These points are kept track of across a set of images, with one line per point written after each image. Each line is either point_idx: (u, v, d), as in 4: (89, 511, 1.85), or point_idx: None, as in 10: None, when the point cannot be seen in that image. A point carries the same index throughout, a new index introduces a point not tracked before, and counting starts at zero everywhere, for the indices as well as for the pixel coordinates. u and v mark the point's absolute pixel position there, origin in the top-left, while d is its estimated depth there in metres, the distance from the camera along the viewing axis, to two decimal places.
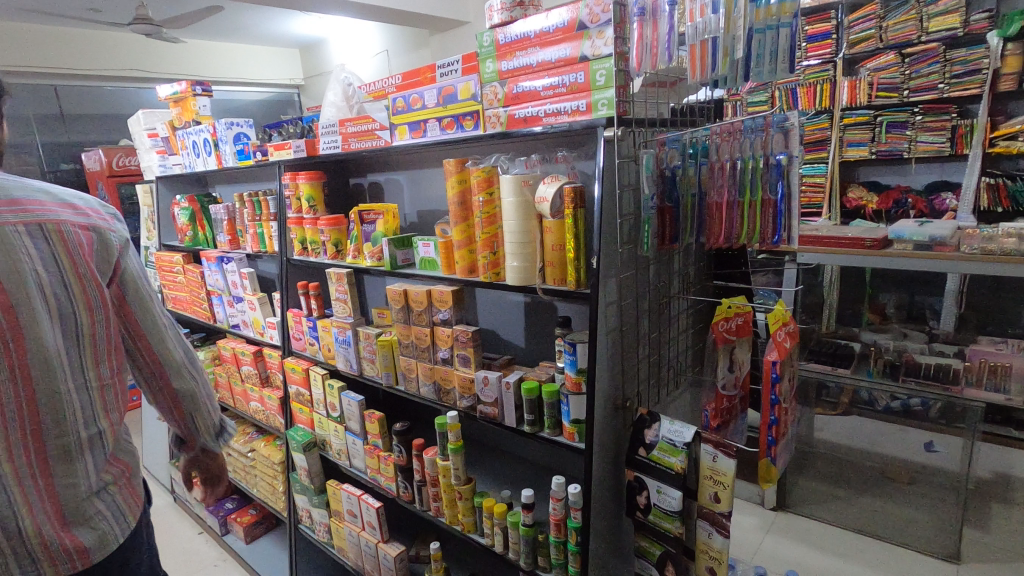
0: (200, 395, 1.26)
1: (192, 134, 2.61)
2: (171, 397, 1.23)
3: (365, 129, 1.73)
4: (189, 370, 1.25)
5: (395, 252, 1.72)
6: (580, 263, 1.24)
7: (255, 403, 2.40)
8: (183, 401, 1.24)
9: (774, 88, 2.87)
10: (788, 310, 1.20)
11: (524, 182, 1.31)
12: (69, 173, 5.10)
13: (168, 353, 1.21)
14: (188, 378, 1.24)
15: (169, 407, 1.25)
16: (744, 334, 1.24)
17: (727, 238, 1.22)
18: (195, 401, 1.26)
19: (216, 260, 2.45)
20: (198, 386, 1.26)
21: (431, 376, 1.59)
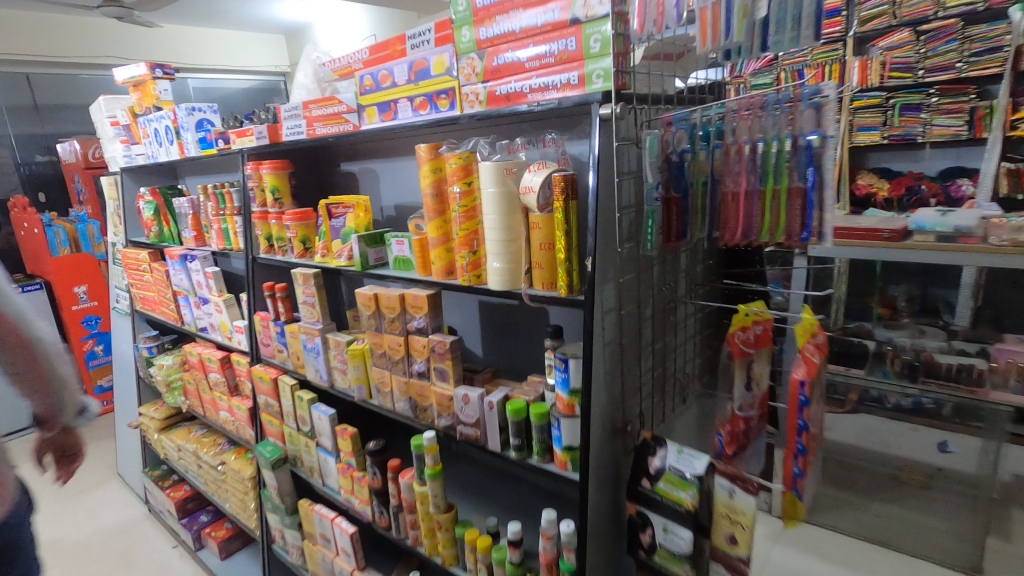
0: (66, 377, 1.45)
1: (154, 121, 2.40)
2: (41, 381, 1.38)
3: (331, 112, 1.53)
4: (59, 356, 1.42)
5: (366, 251, 1.52)
6: (573, 265, 1.06)
7: (225, 413, 2.23)
8: (53, 381, 1.41)
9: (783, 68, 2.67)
10: (817, 318, 1.02)
11: (507, 170, 1.12)
12: (45, 165, 4.85)
13: (41, 341, 1.37)
14: (57, 362, 1.42)
15: (38, 389, 1.39)
16: (764, 346, 1.07)
17: (745, 234, 1.03)
18: (64, 383, 1.44)
19: (180, 258, 2.26)
20: (63, 369, 1.43)
21: (406, 392, 1.42)
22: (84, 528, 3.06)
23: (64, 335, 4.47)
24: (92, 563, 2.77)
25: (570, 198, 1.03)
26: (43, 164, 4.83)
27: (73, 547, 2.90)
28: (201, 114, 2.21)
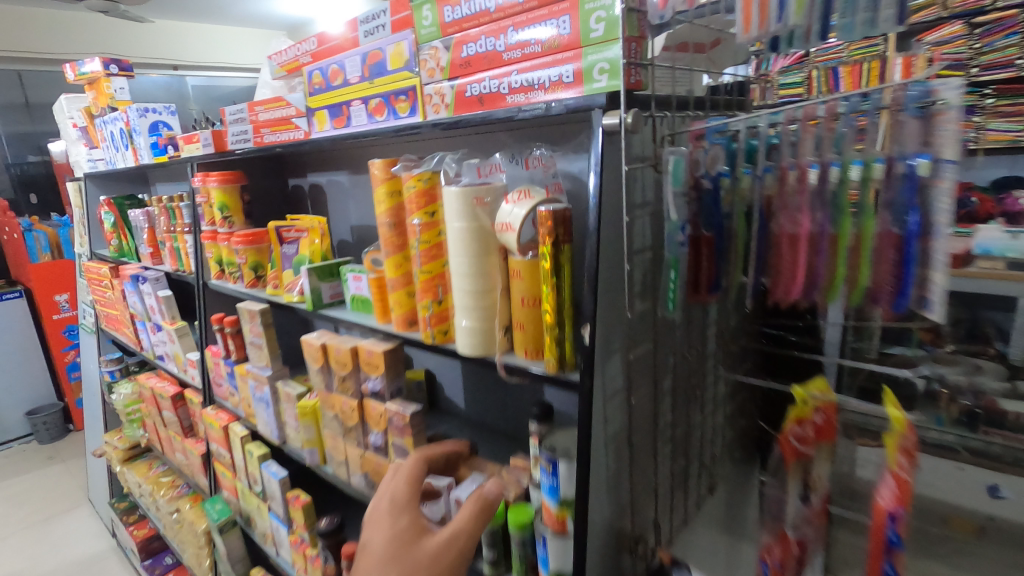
0: None
1: (108, 124, 2.15)
2: None
3: (280, 117, 1.26)
4: None
5: (320, 286, 1.24)
6: (565, 333, 0.77)
7: (180, 455, 1.97)
8: None
9: None
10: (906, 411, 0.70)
11: (477, 199, 0.82)
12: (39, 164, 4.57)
13: None
14: None
15: None
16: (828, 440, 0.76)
17: (807, 294, 0.73)
18: None
19: (133, 279, 2.01)
20: None
21: (362, 466, 1.14)
22: (45, 564, 2.81)
23: (45, 345, 4.25)
24: None
25: (564, 241, 0.74)
26: (34, 164, 4.58)
27: None
28: (155, 116, 1.95)
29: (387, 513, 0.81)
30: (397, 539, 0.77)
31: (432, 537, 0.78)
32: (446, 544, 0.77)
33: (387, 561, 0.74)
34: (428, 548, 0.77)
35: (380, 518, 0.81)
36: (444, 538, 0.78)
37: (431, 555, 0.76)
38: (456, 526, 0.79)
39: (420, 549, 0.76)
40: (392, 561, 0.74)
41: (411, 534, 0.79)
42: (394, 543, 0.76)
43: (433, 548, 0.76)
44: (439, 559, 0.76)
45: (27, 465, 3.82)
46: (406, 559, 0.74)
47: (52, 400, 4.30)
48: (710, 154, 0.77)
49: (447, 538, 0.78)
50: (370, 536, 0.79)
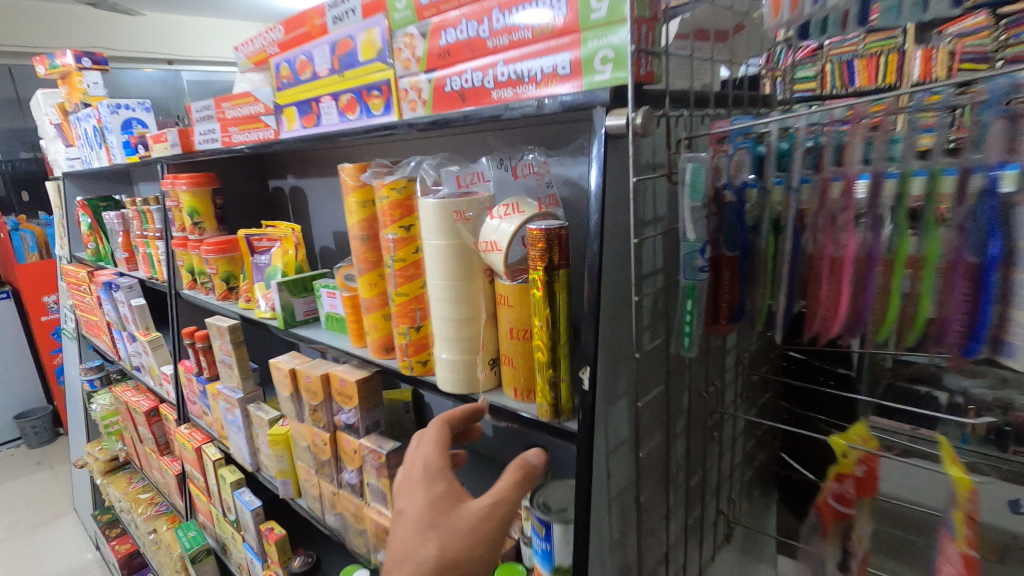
0: None
1: (82, 121, 2.04)
2: None
3: (248, 114, 1.14)
4: None
5: (292, 302, 1.13)
6: (560, 374, 0.65)
7: (157, 473, 1.86)
8: None
9: None
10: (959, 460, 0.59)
11: (457, 213, 0.70)
12: (29, 162, 4.32)
13: None
14: None
15: None
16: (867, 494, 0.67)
17: (853, 327, 0.61)
18: None
19: (106, 286, 1.89)
20: None
21: (336, 505, 1.03)
22: None
23: (34, 347, 4.12)
24: None
25: (559, 266, 0.62)
26: (27, 161, 4.28)
27: None
28: (128, 112, 1.84)
29: (416, 475, 0.63)
30: (431, 507, 0.60)
31: (472, 503, 0.61)
32: (491, 510, 0.60)
33: (419, 536, 0.57)
34: (469, 517, 0.59)
35: (409, 480, 0.64)
36: (486, 505, 0.60)
37: (474, 525, 0.59)
38: (501, 489, 0.62)
39: (459, 517, 0.59)
40: (426, 533, 0.57)
41: (448, 500, 0.61)
42: (427, 514, 0.59)
43: (476, 516, 0.59)
44: (485, 529, 0.59)
45: (14, 470, 3.70)
46: (443, 532, 0.58)
47: (41, 403, 4.18)
48: (733, 160, 0.65)
49: (491, 504, 0.61)
50: (399, 503, 0.62)
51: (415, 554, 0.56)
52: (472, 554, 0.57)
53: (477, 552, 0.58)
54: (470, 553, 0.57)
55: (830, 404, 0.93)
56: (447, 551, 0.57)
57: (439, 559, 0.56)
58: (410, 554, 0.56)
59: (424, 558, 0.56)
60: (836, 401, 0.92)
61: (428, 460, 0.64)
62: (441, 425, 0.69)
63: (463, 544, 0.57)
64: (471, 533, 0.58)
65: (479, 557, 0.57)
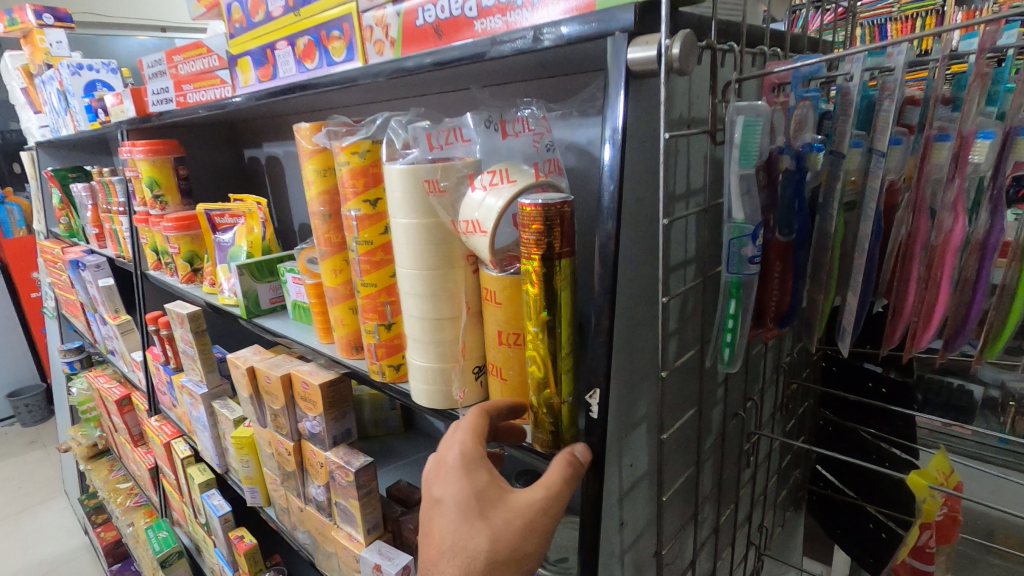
0: None
1: (46, 85, 1.87)
2: None
3: (202, 69, 0.97)
4: None
5: (257, 288, 0.98)
6: (560, 395, 0.51)
7: (133, 464, 1.74)
8: None
9: (884, 23, 1.95)
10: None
11: (428, 182, 0.55)
12: (18, 133, 3.68)
13: None
14: None
15: None
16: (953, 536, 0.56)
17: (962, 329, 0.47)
18: None
19: (74, 264, 1.75)
20: None
21: (306, 522, 0.89)
22: (14, 563, 2.64)
23: (24, 323, 3.99)
24: None
25: (561, 252, 0.46)
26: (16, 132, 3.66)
27: None
28: (91, 74, 1.69)
29: (451, 462, 0.47)
30: (477, 500, 0.46)
31: (522, 493, 0.46)
32: (547, 506, 0.45)
33: (460, 531, 0.45)
34: (520, 510, 0.45)
35: (442, 469, 0.48)
36: (538, 498, 0.45)
37: (529, 520, 0.45)
38: (554, 481, 0.45)
39: (510, 510, 0.45)
40: (474, 524, 0.45)
41: (493, 494, 0.46)
42: (470, 505, 0.45)
43: (528, 512, 0.45)
44: (541, 527, 0.45)
45: (7, 450, 3.62)
46: (493, 526, 0.45)
47: (35, 381, 4.06)
48: (795, 115, 0.49)
49: (544, 497, 0.45)
50: (434, 492, 0.48)
51: (461, 548, 0.45)
52: (526, 548, 0.45)
53: (533, 547, 0.45)
54: (522, 547, 0.44)
55: (880, 416, 0.77)
56: (499, 546, 0.44)
57: (491, 556, 0.44)
58: (455, 547, 0.45)
59: (472, 552, 0.44)
60: (888, 413, 0.75)
61: (466, 449, 0.47)
62: (479, 415, 0.49)
63: (515, 539, 0.44)
64: (524, 526, 0.45)
65: (534, 551, 0.45)
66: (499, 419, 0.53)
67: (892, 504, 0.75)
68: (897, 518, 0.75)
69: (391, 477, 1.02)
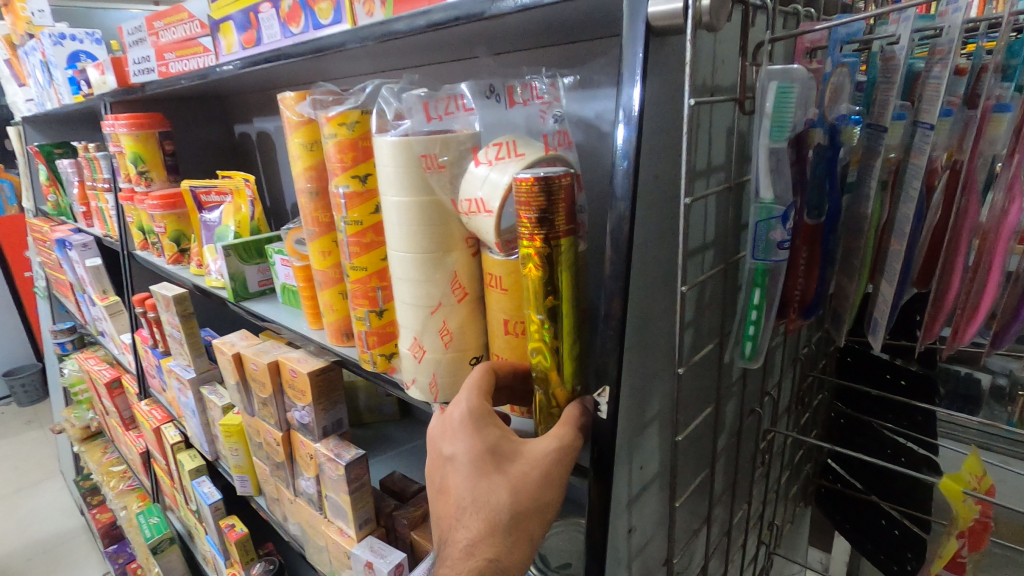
0: None
1: (29, 57, 1.81)
2: None
3: (183, 37, 0.91)
4: None
5: (244, 270, 0.93)
6: (566, 386, 0.46)
7: (125, 447, 1.72)
8: None
9: None
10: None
11: (425, 157, 0.50)
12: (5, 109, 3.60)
13: None
14: None
15: None
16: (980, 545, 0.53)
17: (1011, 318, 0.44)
18: None
19: (61, 243, 1.70)
20: None
21: (296, 513, 0.86)
22: (10, 543, 2.64)
23: (19, 304, 3.94)
24: None
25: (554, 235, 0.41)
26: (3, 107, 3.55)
27: None
28: (74, 45, 1.62)
29: (458, 420, 0.44)
30: (491, 454, 0.43)
31: (535, 442, 0.44)
32: (562, 456, 0.43)
33: (479, 487, 0.42)
34: (536, 461, 0.43)
35: (448, 426, 0.45)
36: (551, 448, 0.43)
37: (545, 470, 0.43)
38: (567, 430, 0.43)
39: (526, 462, 0.43)
40: (493, 479, 0.42)
41: (507, 448, 0.44)
42: (485, 460, 0.43)
43: (545, 462, 0.43)
44: (557, 476, 0.43)
45: (3, 430, 3.60)
46: (512, 477, 0.43)
47: (30, 362, 4.03)
48: (831, 83, 0.44)
49: (558, 447, 0.43)
50: (444, 451, 0.45)
51: (482, 502, 0.42)
52: (547, 498, 0.43)
53: (552, 497, 0.43)
54: (542, 497, 0.43)
55: (899, 410, 0.72)
56: (520, 498, 0.42)
57: (514, 509, 0.42)
58: (476, 502, 0.43)
59: (495, 506, 0.42)
60: (907, 406, 0.71)
61: (472, 405, 0.44)
62: (487, 374, 0.47)
63: (535, 490, 0.43)
64: (542, 478, 0.43)
65: (554, 502, 0.43)
66: (506, 381, 0.50)
67: (904, 501, 0.71)
68: (911, 515, 0.71)
69: (387, 465, 0.99)
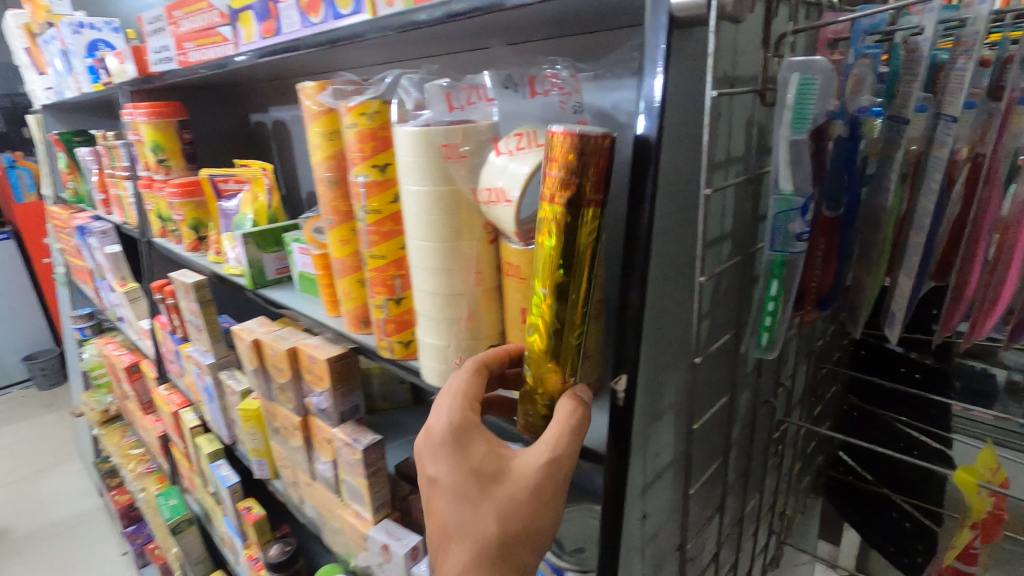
0: None
1: (49, 45, 1.83)
2: None
3: (203, 25, 0.92)
4: None
5: (262, 258, 0.95)
6: (560, 374, 0.47)
7: (144, 431, 1.75)
8: None
9: None
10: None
11: (446, 146, 0.50)
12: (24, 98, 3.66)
13: None
14: None
15: None
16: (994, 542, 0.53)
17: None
18: None
19: (81, 230, 1.73)
20: None
21: (313, 497, 0.88)
22: (31, 523, 2.70)
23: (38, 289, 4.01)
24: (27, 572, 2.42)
25: (587, 198, 0.41)
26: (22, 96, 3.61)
27: (17, 546, 2.57)
28: (93, 33, 1.64)
29: (439, 438, 0.45)
30: (474, 478, 0.44)
31: (522, 459, 0.44)
32: (548, 475, 0.43)
33: (466, 513, 0.44)
34: (523, 482, 0.43)
35: (431, 442, 0.46)
36: (538, 464, 0.43)
37: (533, 490, 0.43)
38: (554, 441, 0.43)
39: (513, 483, 0.43)
40: (479, 506, 0.43)
41: (494, 466, 0.44)
42: (469, 485, 0.44)
43: (531, 484, 0.43)
44: (547, 492, 0.43)
45: (24, 413, 3.67)
46: (498, 502, 0.43)
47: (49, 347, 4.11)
48: (853, 74, 0.44)
49: (545, 463, 0.43)
50: (428, 471, 0.46)
51: (469, 530, 0.44)
52: (538, 521, 0.43)
53: (544, 518, 0.43)
54: (533, 519, 0.43)
55: (912, 403, 0.72)
56: (508, 525, 0.43)
57: (501, 537, 0.43)
58: (462, 528, 0.44)
59: (483, 534, 0.43)
60: (921, 400, 0.71)
61: (452, 419, 0.45)
62: (476, 374, 0.48)
63: (524, 513, 0.43)
64: (533, 498, 0.43)
65: (548, 524, 0.44)
66: (502, 367, 0.51)
67: (916, 494, 0.71)
68: (923, 509, 0.71)
69: (401, 451, 1.00)
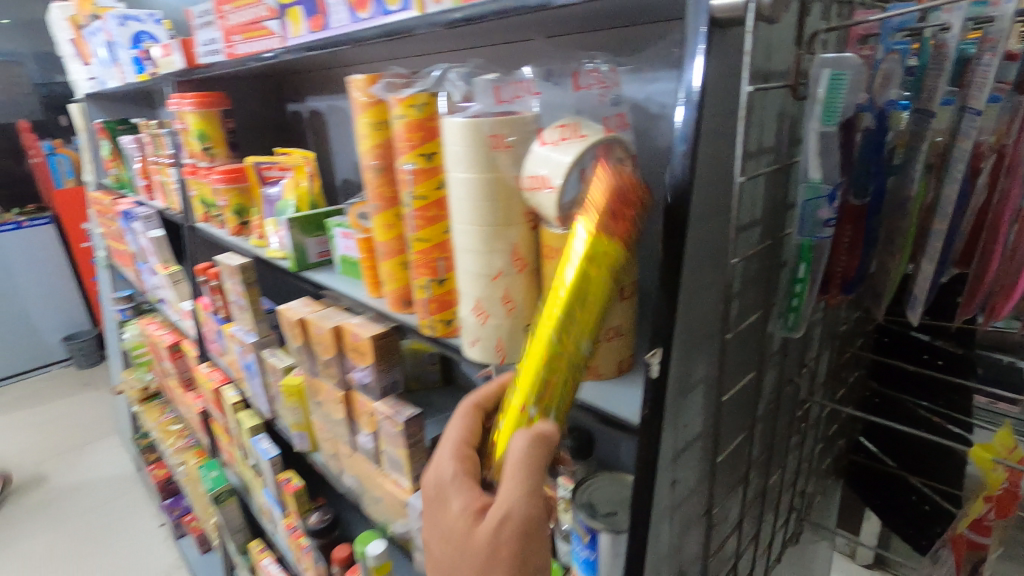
0: None
1: (94, 37, 1.90)
2: None
3: (251, 19, 0.97)
4: None
5: (305, 241, 1.00)
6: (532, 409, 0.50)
7: (184, 408, 1.83)
8: None
9: None
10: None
11: (492, 136, 0.54)
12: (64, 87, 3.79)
13: None
14: None
15: None
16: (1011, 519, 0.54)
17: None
18: None
19: (126, 214, 1.81)
20: None
21: (353, 467, 0.93)
22: (72, 496, 2.83)
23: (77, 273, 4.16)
24: (72, 540, 2.55)
25: (616, 233, 0.46)
26: None
27: (62, 516, 2.70)
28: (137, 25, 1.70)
29: (429, 492, 0.54)
30: (449, 534, 0.51)
31: (481, 519, 0.49)
32: (497, 537, 0.48)
33: (449, 565, 0.52)
34: (480, 541, 0.49)
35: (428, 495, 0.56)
36: (489, 527, 0.48)
37: (489, 549, 0.48)
38: (504, 502, 0.48)
39: (474, 542, 0.49)
40: (455, 559, 0.51)
41: (464, 524, 0.51)
42: (446, 539, 0.52)
43: (481, 547, 0.48)
44: (501, 548, 0.48)
45: (64, 390, 3.83)
46: (466, 556, 0.50)
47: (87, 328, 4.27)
48: (881, 69, 0.47)
49: (495, 527, 0.48)
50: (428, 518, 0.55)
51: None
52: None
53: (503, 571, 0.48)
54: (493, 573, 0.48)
55: (936, 390, 0.74)
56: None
57: None
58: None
59: None
60: (945, 388, 0.73)
61: (435, 473, 0.54)
62: (469, 421, 0.57)
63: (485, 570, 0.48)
64: (490, 556, 0.48)
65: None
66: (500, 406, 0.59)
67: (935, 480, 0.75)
68: (942, 493, 0.74)
69: (434, 427, 1.05)
